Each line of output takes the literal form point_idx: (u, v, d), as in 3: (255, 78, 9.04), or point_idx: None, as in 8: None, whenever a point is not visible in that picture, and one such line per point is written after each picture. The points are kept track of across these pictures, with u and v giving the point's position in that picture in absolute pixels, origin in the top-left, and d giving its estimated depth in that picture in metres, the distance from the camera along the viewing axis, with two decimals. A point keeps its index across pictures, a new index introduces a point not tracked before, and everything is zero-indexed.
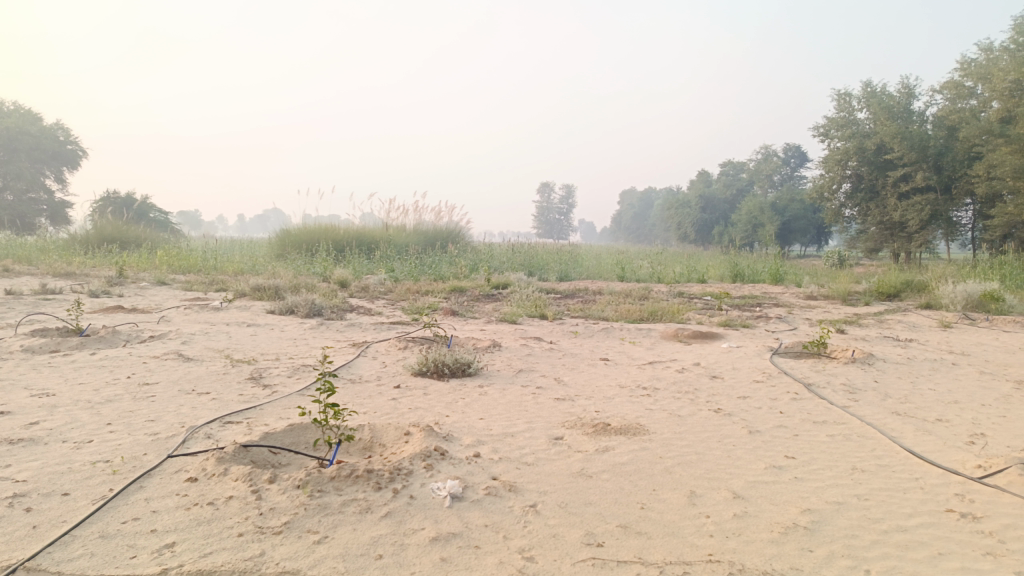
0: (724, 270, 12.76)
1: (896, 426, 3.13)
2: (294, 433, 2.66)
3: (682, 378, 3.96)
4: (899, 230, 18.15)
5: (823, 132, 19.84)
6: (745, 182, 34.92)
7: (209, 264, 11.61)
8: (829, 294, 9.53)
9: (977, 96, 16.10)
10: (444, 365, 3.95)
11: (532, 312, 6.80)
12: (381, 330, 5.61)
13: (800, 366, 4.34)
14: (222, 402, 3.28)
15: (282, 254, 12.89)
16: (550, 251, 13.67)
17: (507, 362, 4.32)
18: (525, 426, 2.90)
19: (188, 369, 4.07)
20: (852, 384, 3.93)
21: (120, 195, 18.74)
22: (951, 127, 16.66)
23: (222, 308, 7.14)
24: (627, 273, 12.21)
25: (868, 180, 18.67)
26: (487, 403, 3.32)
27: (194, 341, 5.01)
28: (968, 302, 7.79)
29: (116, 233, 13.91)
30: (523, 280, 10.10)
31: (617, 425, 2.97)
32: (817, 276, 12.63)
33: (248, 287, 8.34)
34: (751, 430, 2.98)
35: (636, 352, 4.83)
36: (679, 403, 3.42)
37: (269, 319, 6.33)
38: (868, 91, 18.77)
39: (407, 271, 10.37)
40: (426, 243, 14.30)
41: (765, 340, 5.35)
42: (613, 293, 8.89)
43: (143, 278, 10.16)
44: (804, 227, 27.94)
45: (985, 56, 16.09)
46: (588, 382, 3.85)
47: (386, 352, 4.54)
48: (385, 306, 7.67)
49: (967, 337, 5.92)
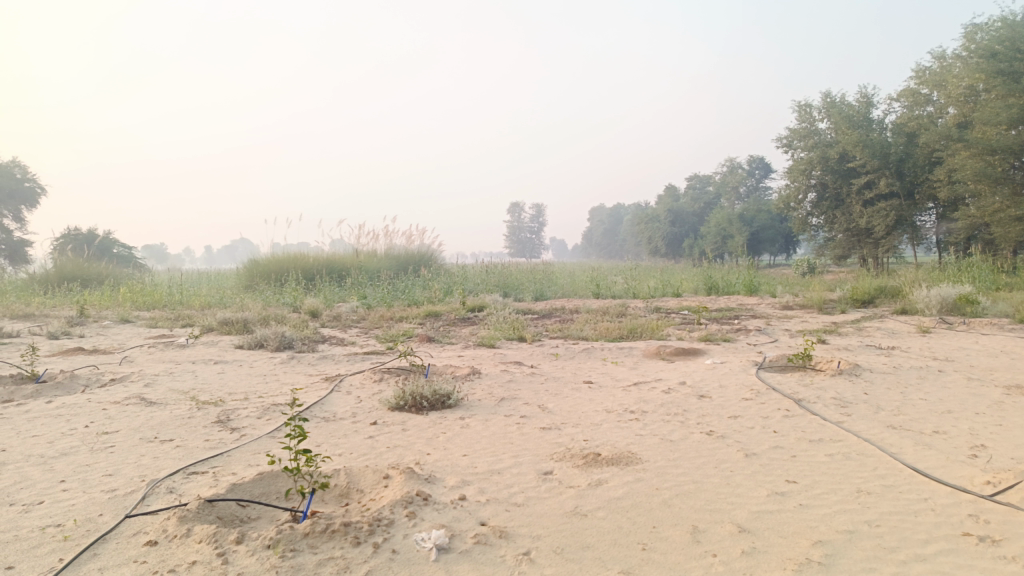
0: (698, 283, 12.74)
1: (894, 441, 3.03)
2: (264, 483, 2.47)
3: (669, 399, 3.83)
4: (865, 237, 18.39)
5: (787, 142, 20.08)
6: (712, 195, 35.27)
7: (175, 299, 11.29)
8: (805, 304, 9.53)
9: (934, 102, 16.43)
10: (422, 397, 3.78)
11: (510, 335, 6.66)
12: (354, 361, 5.42)
13: (787, 381, 4.25)
14: (186, 451, 3.07)
15: (250, 285, 12.59)
16: (523, 271, 13.56)
17: (488, 390, 4.16)
18: (512, 461, 2.75)
19: (151, 415, 3.84)
20: (843, 397, 3.83)
21: (81, 231, 18.28)
22: (910, 134, 16.97)
23: (188, 345, 6.88)
24: (601, 290, 12.14)
25: (833, 188, 18.91)
26: (470, 437, 3.16)
27: (158, 383, 4.77)
28: (943, 305, 7.81)
29: (77, 271, 13.49)
30: (498, 301, 9.95)
31: (608, 455, 2.83)
32: (790, 286, 12.67)
33: (215, 321, 8.08)
34: (747, 453, 2.86)
35: (619, 373, 4.70)
36: (670, 427, 3.29)
37: (238, 355, 6.10)
38: (828, 101, 19.06)
39: (380, 298, 10.17)
40: (398, 268, 14.11)
41: (748, 354, 5.26)
42: (590, 312, 8.78)
43: (105, 316, 9.82)
44: (772, 237, 28.22)
45: (939, 63, 16.44)
46: (573, 408, 3.70)
47: (361, 385, 4.36)
48: (359, 335, 7.47)
49: (947, 341, 5.89)
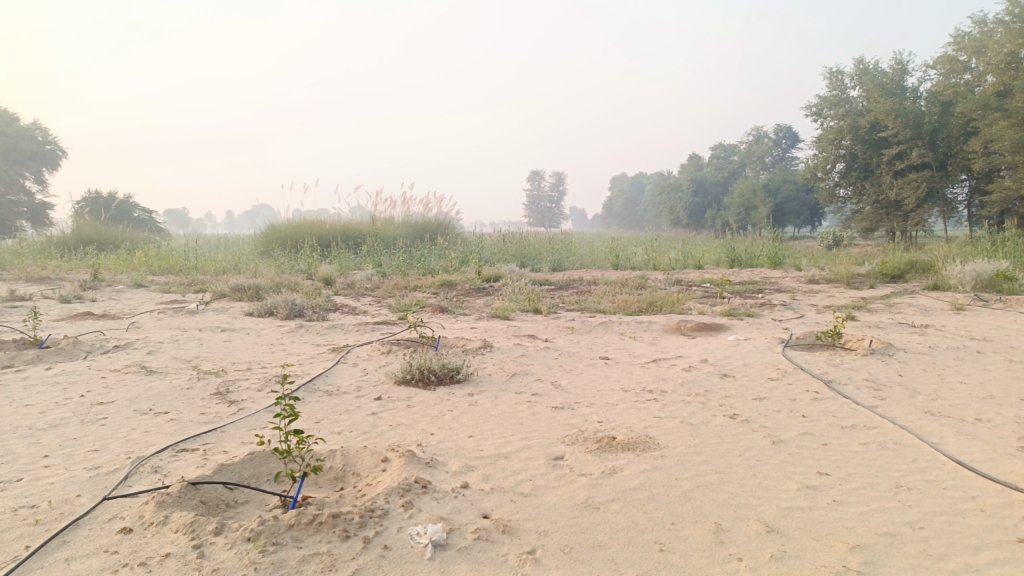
0: (720, 256, 12.44)
1: (933, 429, 2.81)
2: (254, 464, 2.32)
3: (690, 378, 3.62)
4: (894, 209, 17.88)
5: (816, 111, 19.48)
6: (736, 165, 34.60)
7: (190, 264, 11.19)
8: (831, 278, 9.22)
9: (972, 70, 15.79)
10: (430, 372, 3.60)
11: (525, 306, 6.46)
12: (364, 332, 5.25)
13: (815, 360, 4.01)
14: (180, 425, 2.92)
15: (266, 251, 12.48)
16: (542, 240, 13.32)
17: (499, 364, 3.97)
18: (520, 444, 2.56)
19: (150, 385, 3.70)
20: (876, 379, 3.60)
21: (101, 195, 18.27)
22: (946, 103, 16.37)
23: (198, 312, 6.76)
24: (621, 260, 11.88)
25: (862, 159, 18.35)
26: (477, 416, 2.98)
27: (162, 351, 4.64)
28: (979, 282, 7.49)
29: (94, 235, 13.45)
30: (515, 272, 9.73)
31: (625, 439, 2.64)
32: (816, 259, 12.32)
33: (227, 287, 7.96)
34: (774, 440, 2.65)
35: (638, 349, 4.49)
36: (691, 408, 3.09)
37: (246, 322, 5.96)
38: (860, 68, 18.42)
39: (396, 266, 10.00)
40: (415, 235, 13.94)
41: (774, 330, 5.02)
42: (609, 283, 8.55)
43: (120, 281, 9.76)
44: (797, 209, 27.63)
45: (979, 29, 15.77)
46: (588, 386, 3.51)
47: (368, 357, 4.19)
48: (371, 304, 7.31)
49: (985, 320, 5.60)
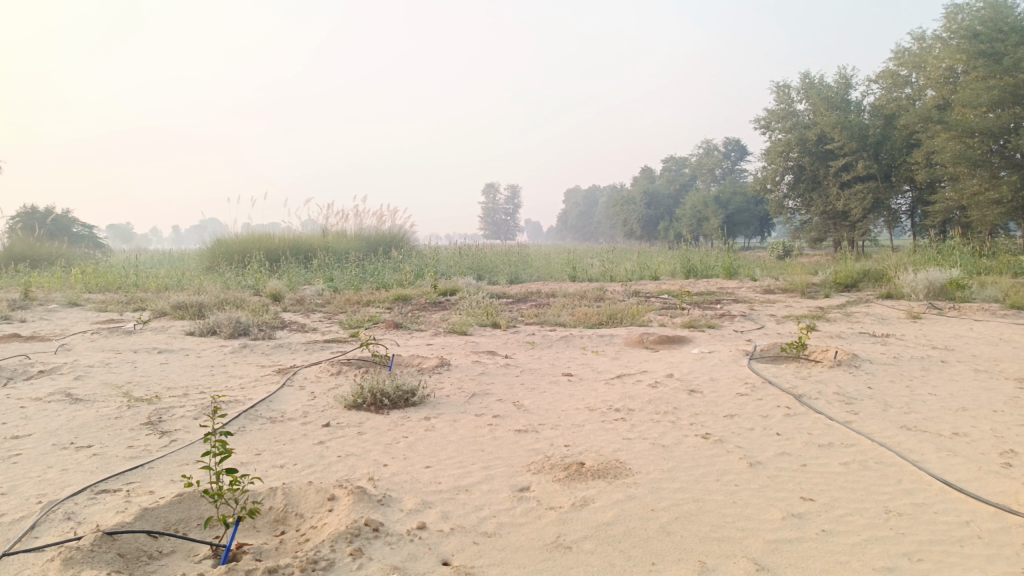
0: (676, 266, 12.44)
1: (913, 445, 2.70)
2: (182, 507, 2.06)
3: (657, 395, 3.47)
4: (842, 220, 18.23)
5: (764, 124, 19.82)
6: (687, 177, 35.07)
7: (130, 281, 10.68)
8: (787, 288, 9.24)
9: (912, 84, 16.25)
10: (383, 395, 3.37)
11: (483, 321, 6.25)
12: (312, 351, 4.98)
13: (783, 373, 3.90)
14: (104, 461, 2.63)
15: (212, 266, 12.00)
16: (497, 253, 13.14)
17: (457, 384, 3.76)
18: (481, 474, 2.35)
19: (74, 414, 3.37)
20: (846, 392, 3.50)
21: (37, 210, 17.46)
22: (888, 116, 16.81)
23: (135, 332, 6.37)
24: (578, 272, 11.77)
25: (810, 170, 18.69)
26: (434, 442, 2.76)
27: (91, 376, 4.29)
28: (931, 290, 7.58)
29: (26, 251, 12.76)
30: (472, 285, 9.52)
31: (594, 465, 2.45)
32: (770, 269, 12.43)
33: (168, 305, 7.56)
34: (751, 462, 2.50)
35: (601, 364, 4.32)
36: (661, 428, 2.92)
37: (187, 343, 5.62)
38: (806, 82, 18.83)
39: (348, 280, 9.71)
40: (368, 249, 13.62)
41: (737, 342, 4.92)
42: (567, 295, 8.41)
43: (53, 299, 9.23)
44: (748, 220, 28.05)
45: (919, 45, 16.26)
46: (551, 406, 3.32)
47: (316, 379, 3.93)
48: (322, 321, 7.01)
49: (942, 329, 5.61)
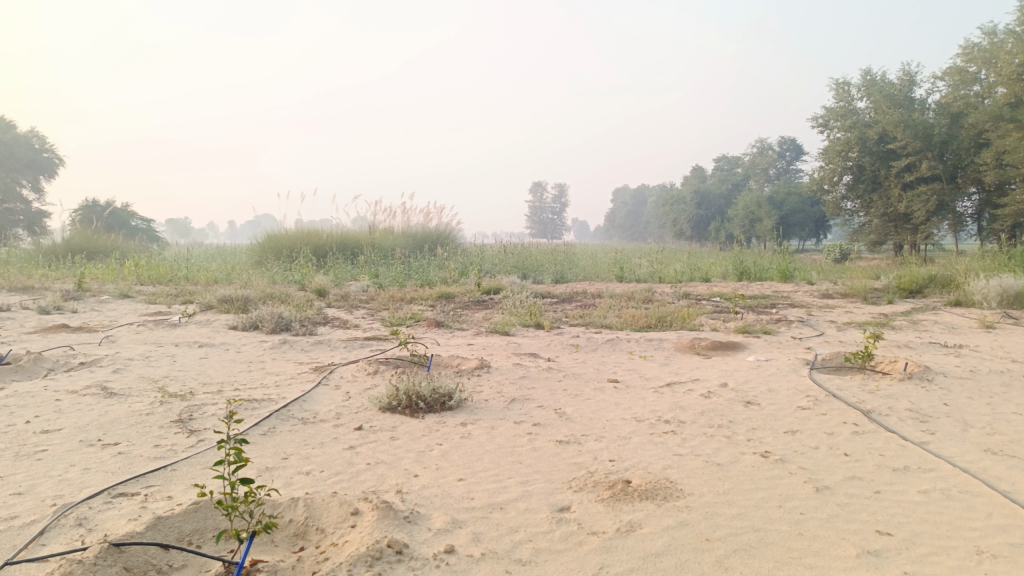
0: (727, 268, 12.05)
1: (1001, 472, 2.41)
2: (197, 517, 1.94)
3: (710, 406, 3.23)
4: (903, 222, 17.48)
5: (822, 122, 19.14)
6: (740, 176, 34.27)
7: (181, 274, 10.82)
8: (846, 292, 8.82)
9: (982, 81, 15.48)
10: (419, 398, 3.21)
11: (526, 321, 6.06)
12: (351, 349, 4.87)
13: (848, 386, 3.62)
14: (128, 461, 2.53)
15: (261, 261, 12.08)
16: (543, 251, 12.94)
17: (497, 388, 3.58)
18: (518, 491, 2.17)
19: (106, 410, 3.30)
20: (919, 409, 3.21)
21: (98, 203, 17.94)
22: (955, 115, 16.04)
23: (180, 325, 6.38)
24: (625, 273, 11.50)
25: (870, 170, 17.95)
26: (470, 452, 2.59)
27: (130, 369, 4.25)
28: (1005, 298, 7.11)
29: (84, 243, 13.08)
30: (516, 283, 9.35)
31: (642, 484, 2.25)
32: (826, 272, 11.94)
33: (214, 299, 7.59)
34: (817, 486, 2.26)
35: (649, 370, 4.10)
36: (714, 444, 2.69)
37: (228, 337, 5.58)
38: (868, 79, 18.11)
39: (392, 277, 9.64)
40: (415, 246, 13.59)
41: (795, 350, 4.63)
42: (614, 296, 8.17)
43: (106, 291, 9.40)
44: (802, 221, 27.21)
45: (990, 40, 15.47)
46: (595, 414, 3.11)
47: (352, 379, 3.80)
48: (364, 317, 6.93)
49: (1021, 340, 5.20)
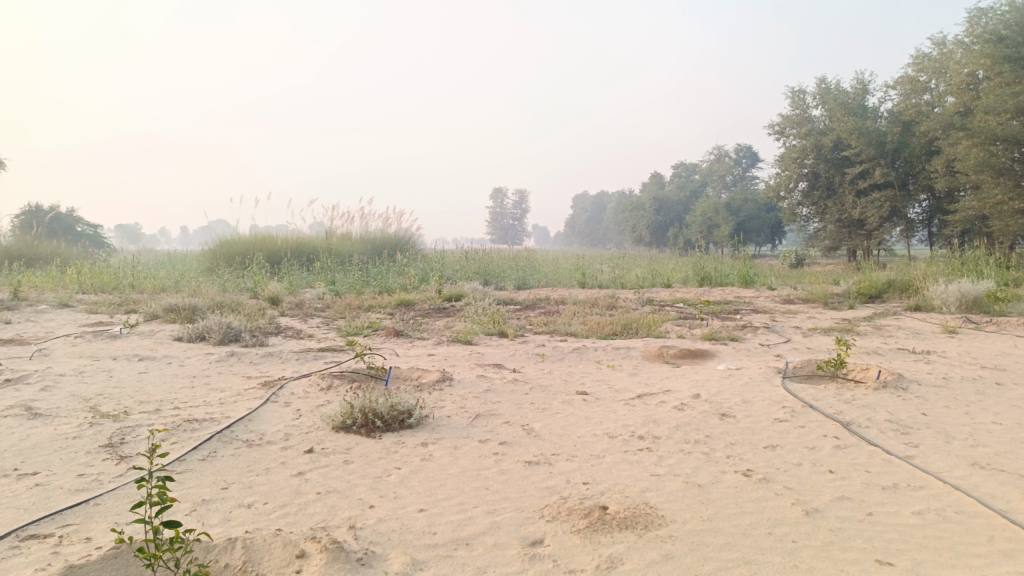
0: (688, 274, 12.02)
1: (993, 488, 2.29)
2: (116, 566, 1.68)
3: (685, 420, 3.07)
4: (857, 228, 17.76)
5: (779, 130, 19.37)
6: (698, 183, 34.63)
7: (126, 282, 10.33)
8: (808, 298, 8.82)
9: (932, 90, 15.82)
10: (375, 416, 2.98)
11: (489, 329, 5.85)
12: (303, 361, 4.59)
13: (824, 395, 3.50)
14: (45, 494, 2.25)
15: (212, 268, 11.63)
16: (504, 258, 12.75)
17: (460, 403, 3.36)
18: (485, 523, 1.96)
19: (28, 433, 2.99)
20: (898, 420, 3.09)
21: (40, 208, 17.17)
22: (906, 123, 16.37)
23: (121, 336, 5.99)
24: (587, 279, 11.38)
25: (825, 177, 18.20)
26: (431, 476, 2.38)
27: (60, 387, 3.90)
28: (964, 303, 7.16)
29: (24, 250, 12.45)
30: (478, 290, 9.14)
31: (620, 511, 2.06)
32: (786, 278, 12.00)
33: (160, 308, 7.20)
34: (807, 510, 2.11)
35: (618, 381, 3.93)
36: (693, 462, 2.52)
37: (172, 349, 5.25)
38: (822, 87, 18.39)
39: (350, 284, 9.33)
40: (373, 252, 13.29)
41: (766, 358, 4.52)
42: (577, 303, 8.02)
43: (44, 300, 8.90)
44: (759, 227, 27.55)
45: (939, 50, 15.83)
46: (565, 430, 2.92)
47: (303, 395, 3.54)
48: (319, 327, 6.63)
49: (985, 345, 5.19)
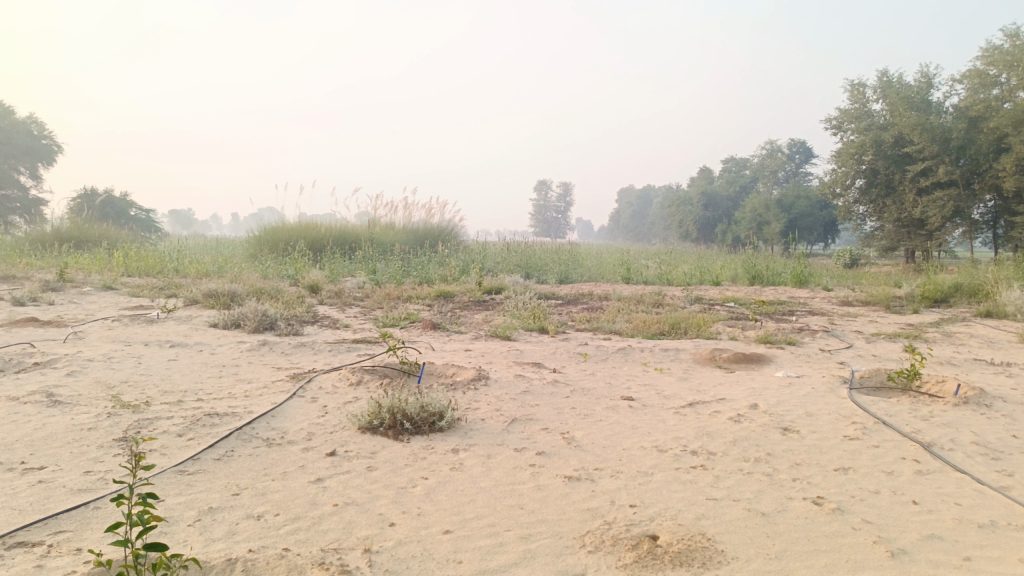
0: (738, 272, 11.58)
1: None
2: None
3: (742, 434, 2.78)
4: (917, 228, 16.97)
5: (836, 124, 18.64)
6: (748, 179, 33.80)
7: (171, 266, 10.38)
8: (867, 300, 8.36)
9: (1002, 84, 14.99)
10: (404, 417, 2.76)
11: (530, 325, 5.61)
12: (336, 353, 4.42)
13: (897, 411, 3.17)
14: (45, 493, 2.09)
15: (255, 254, 11.64)
16: (547, 251, 12.48)
17: (496, 405, 3.13)
18: (518, 552, 1.73)
19: (44, 422, 2.85)
20: (987, 442, 2.75)
21: (95, 191, 17.52)
22: (973, 119, 15.54)
23: (157, 321, 5.92)
24: (632, 274, 11.05)
25: (884, 174, 17.43)
26: (460, 490, 2.15)
27: (86, 372, 3.78)
28: None
29: (75, 232, 12.64)
30: (520, 283, 8.89)
31: (672, 543, 1.80)
32: (842, 278, 11.47)
33: (199, 293, 7.15)
34: (892, 550, 1.81)
35: (667, 386, 3.65)
36: (754, 486, 2.24)
37: (206, 336, 5.14)
38: (884, 80, 17.62)
39: (390, 273, 9.19)
40: (415, 242, 13.16)
41: (828, 365, 4.18)
42: (622, 299, 7.72)
43: (89, 282, 8.95)
44: (811, 225, 26.66)
45: (1012, 42, 14.97)
46: (610, 442, 2.67)
47: (331, 390, 3.35)
48: (356, 317, 6.47)
49: None
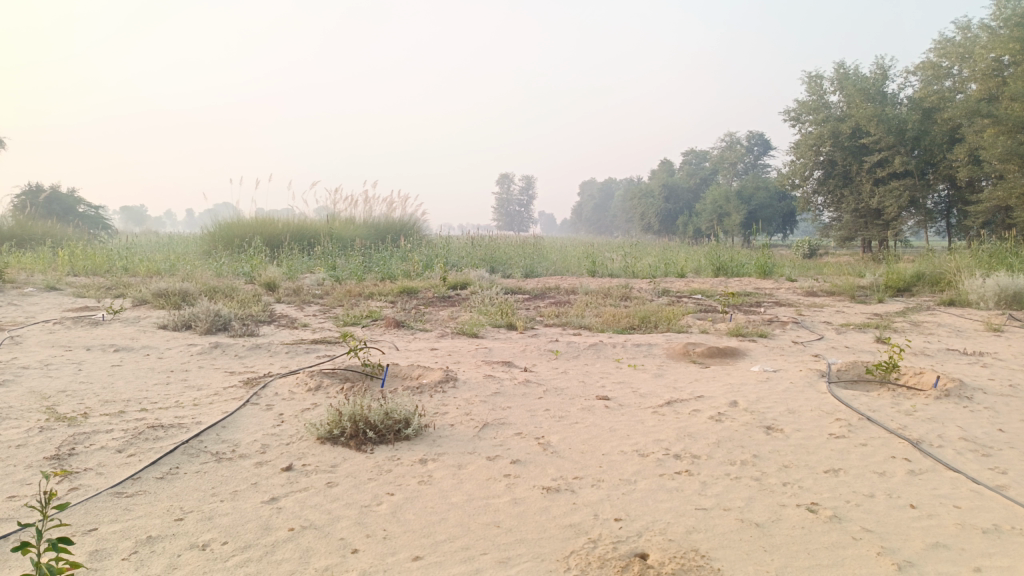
0: (702, 264, 11.56)
1: None
2: None
3: (726, 435, 2.65)
4: (874, 218, 17.21)
5: (794, 116, 18.81)
6: (708, 171, 34.07)
7: (120, 264, 9.94)
8: (832, 290, 8.37)
9: (955, 76, 15.26)
10: (367, 426, 2.57)
11: (496, 321, 5.43)
12: (294, 355, 4.19)
13: (879, 406, 3.08)
14: None
15: (210, 251, 11.25)
16: (512, 244, 12.30)
17: (465, 409, 2.95)
18: None
19: None
20: (975, 437, 2.67)
21: (40, 188, 16.81)
22: (927, 110, 15.79)
23: (103, 323, 5.59)
24: (597, 266, 10.95)
25: (842, 165, 17.63)
26: (430, 507, 1.96)
27: (19, 381, 3.49)
28: (1002, 299, 6.70)
29: (17, 230, 12.06)
30: (485, 278, 8.70)
31: (664, 563, 1.65)
32: (804, 268, 11.52)
33: (148, 292, 6.81)
34: (898, 563, 1.68)
35: (642, 383, 3.51)
36: (745, 493, 2.10)
37: (154, 339, 4.85)
38: (841, 72, 17.81)
39: (351, 269, 8.91)
40: (377, 237, 12.87)
41: (803, 358, 4.09)
42: (589, 293, 7.59)
43: (32, 283, 8.50)
44: (771, 217, 26.96)
45: (964, 34, 15.24)
46: (589, 447, 2.51)
47: (289, 397, 3.13)
48: (316, 315, 6.22)
49: None
